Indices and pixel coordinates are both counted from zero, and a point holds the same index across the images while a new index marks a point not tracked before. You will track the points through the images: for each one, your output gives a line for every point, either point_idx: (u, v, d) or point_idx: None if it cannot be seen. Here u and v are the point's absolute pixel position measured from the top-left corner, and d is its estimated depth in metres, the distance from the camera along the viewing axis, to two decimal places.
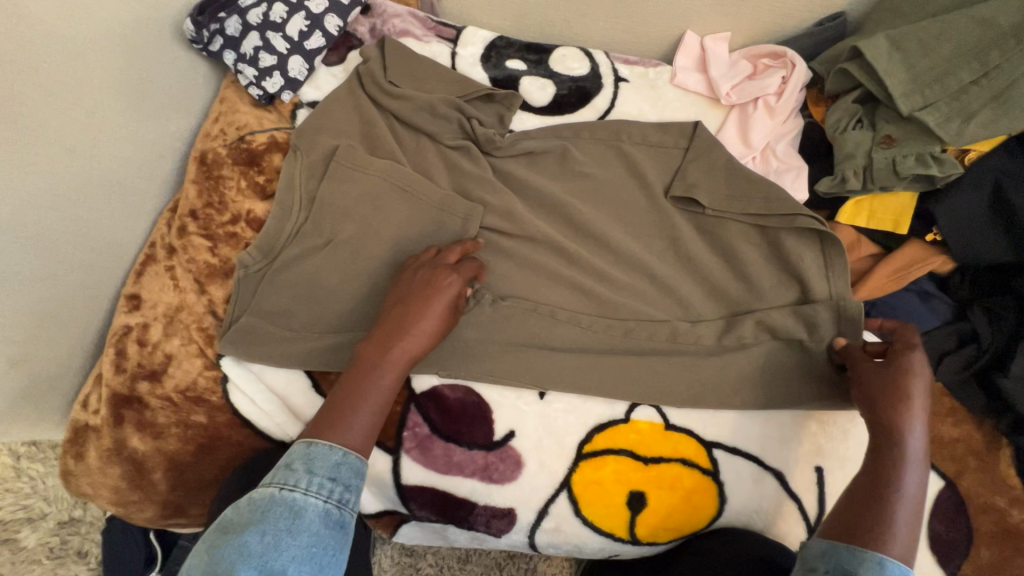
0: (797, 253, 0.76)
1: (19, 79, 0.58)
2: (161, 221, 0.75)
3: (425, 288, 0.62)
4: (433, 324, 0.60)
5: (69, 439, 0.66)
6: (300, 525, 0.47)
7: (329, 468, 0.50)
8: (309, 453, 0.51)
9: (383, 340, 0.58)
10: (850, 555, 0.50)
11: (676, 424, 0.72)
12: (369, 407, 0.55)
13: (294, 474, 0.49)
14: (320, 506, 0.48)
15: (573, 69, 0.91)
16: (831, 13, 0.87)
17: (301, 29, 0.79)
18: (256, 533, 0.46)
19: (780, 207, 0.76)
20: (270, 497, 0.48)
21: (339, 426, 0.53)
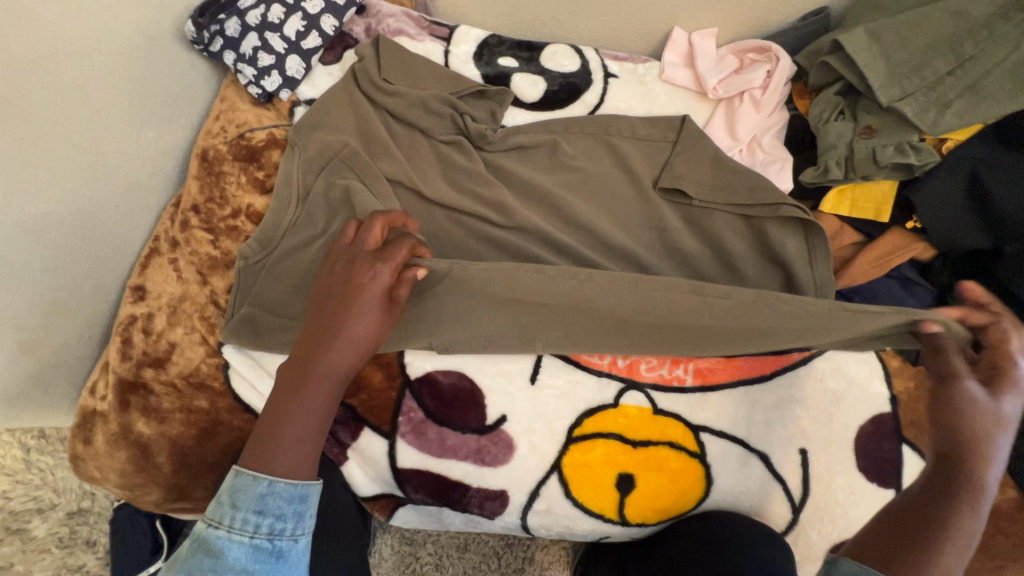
0: (781, 242, 0.78)
1: (26, 79, 0.61)
2: (164, 215, 0.78)
3: (351, 286, 0.55)
4: (363, 332, 0.54)
5: (77, 424, 0.69)
6: (227, 566, 0.47)
7: (252, 502, 0.49)
8: (234, 486, 0.49)
9: (307, 356, 0.54)
10: None
11: (664, 409, 0.74)
12: (296, 431, 0.52)
13: (220, 511, 0.49)
14: (244, 544, 0.48)
15: (563, 65, 0.94)
16: (815, 8, 0.89)
17: (297, 29, 0.82)
18: (184, 574, 0.47)
19: (765, 197, 0.78)
20: (200, 536, 0.48)
21: (265, 457, 0.50)
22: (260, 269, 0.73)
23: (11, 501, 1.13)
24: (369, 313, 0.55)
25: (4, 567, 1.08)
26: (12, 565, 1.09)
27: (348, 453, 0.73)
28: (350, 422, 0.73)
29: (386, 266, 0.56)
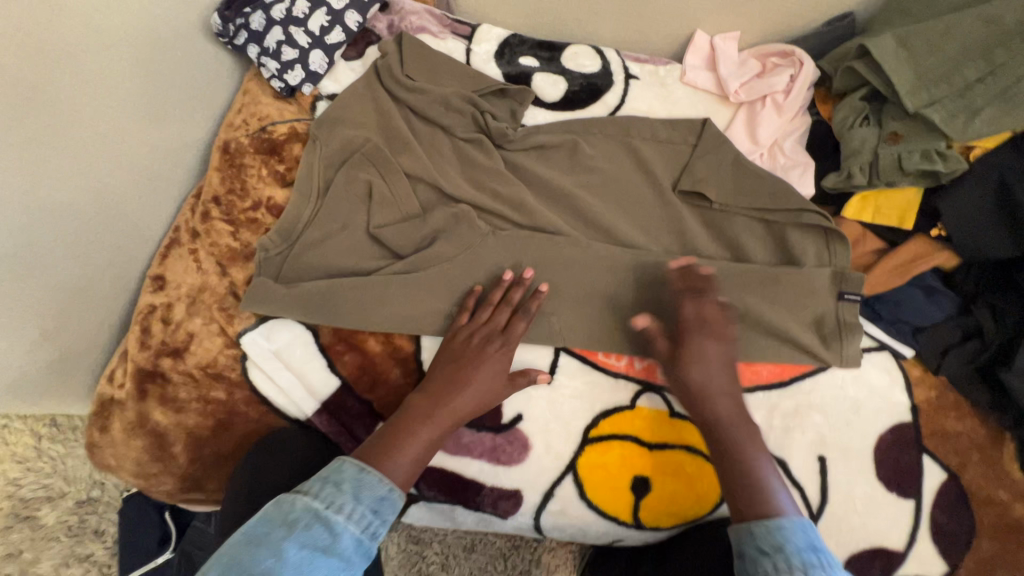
0: (801, 248, 0.78)
1: (58, 66, 0.61)
2: (185, 206, 0.78)
3: (483, 337, 0.68)
4: (489, 376, 0.65)
5: (95, 411, 0.69)
6: (332, 549, 0.49)
7: (368, 499, 0.53)
8: (360, 479, 0.54)
9: (441, 385, 0.64)
10: (755, 531, 0.54)
11: (682, 412, 0.74)
12: (417, 444, 0.59)
13: (340, 496, 0.52)
14: (355, 534, 0.50)
15: (584, 66, 0.93)
16: (840, 13, 0.88)
17: (322, 24, 0.82)
18: (293, 544, 0.48)
19: (785, 202, 0.78)
20: (312, 512, 0.50)
21: (390, 455, 0.58)
22: (281, 261, 0.73)
23: (21, 488, 1.13)
24: (490, 360, 0.66)
25: (13, 553, 1.09)
26: (19, 552, 1.09)
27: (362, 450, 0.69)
28: (366, 417, 0.70)
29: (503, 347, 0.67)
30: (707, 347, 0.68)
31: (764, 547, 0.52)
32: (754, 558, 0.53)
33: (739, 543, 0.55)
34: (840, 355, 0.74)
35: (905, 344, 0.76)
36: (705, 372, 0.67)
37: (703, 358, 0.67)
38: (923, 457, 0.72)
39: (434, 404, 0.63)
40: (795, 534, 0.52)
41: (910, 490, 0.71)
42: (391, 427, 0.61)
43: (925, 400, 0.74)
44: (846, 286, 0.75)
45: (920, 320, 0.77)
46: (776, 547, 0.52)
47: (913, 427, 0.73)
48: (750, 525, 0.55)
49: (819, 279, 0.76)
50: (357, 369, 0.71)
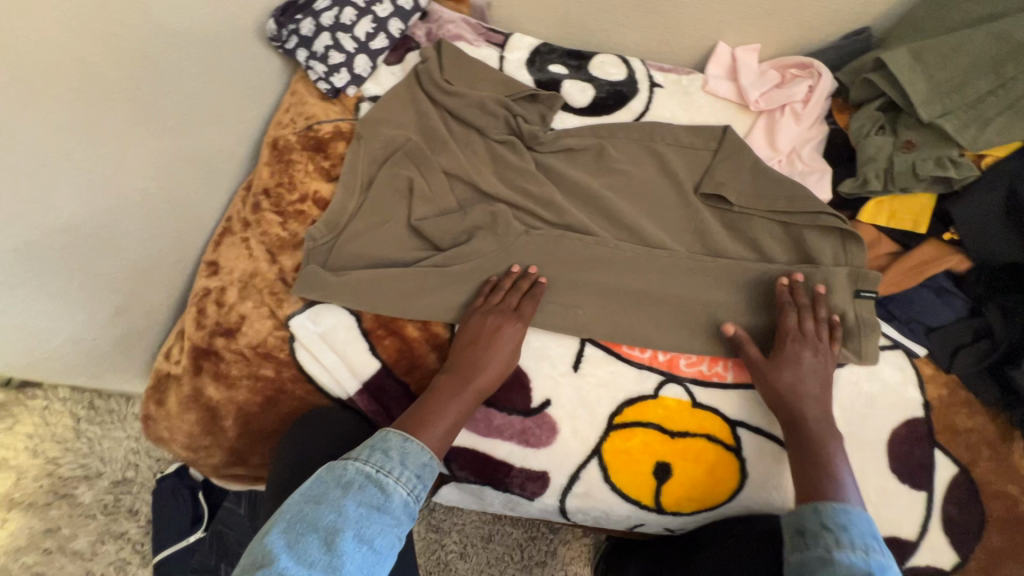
0: (819, 249, 0.81)
1: (135, 65, 0.66)
2: (237, 198, 0.83)
3: (498, 318, 0.72)
4: (505, 355, 0.70)
5: (152, 386, 0.74)
6: (384, 506, 0.53)
7: (414, 465, 0.57)
8: (405, 447, 0.58)
9: (461, 366, 0.69)
10: (818, 512, 0.58)
11: (702, 402, 0.77)
12: (447, 421, 0.63)
13: (389, 462, 0.56)
14: (404, 497, 0.54)
15: (610, 74, 0.98)
16: (858, 27, 0.92)
17: (367, 31, 0.88)
18: (351, 502, 0.52)
19: (803, 206, 0.82)
20: (365, 474, 0.54)
21: (421, 429, 0.62)
22: (328, 250, 0.78)
23: (60, 467, 1.18)
24: (505, 340, 0.71)
25: (52, 529, 1.14)
26: (58, 528, 1.14)
27: None
28: (403, 398, 0.74)
29: (521, 326, 0.72)
30: (805, 356, 0.71)
31: (826, 523, 0.57)
32: (814, 531, 0.57)
33: (801, 519, 0.59)
34: (859, 351, 0.76)
35: (917, 343, 0.80)
36: (801, 381, 0.70)
37: (799, 365, 0.71)
38: (935, 451, 0.75)
39: (459, 380, 0.67)
40: (857, 521, 0.56)
41: (922, 482, 0.74)
42: (419, 407, 0.65)
43: (937, 396, 0.78)
44: (863, 285, 0.78)
45: (931, 321, 0.80)
46: (840, 526, 0.56)
47: (925, 422, 0.76)
48: (817, 504, 0.59)
49: (836, 278, 0.78)
50: (396, 353, 0.75)
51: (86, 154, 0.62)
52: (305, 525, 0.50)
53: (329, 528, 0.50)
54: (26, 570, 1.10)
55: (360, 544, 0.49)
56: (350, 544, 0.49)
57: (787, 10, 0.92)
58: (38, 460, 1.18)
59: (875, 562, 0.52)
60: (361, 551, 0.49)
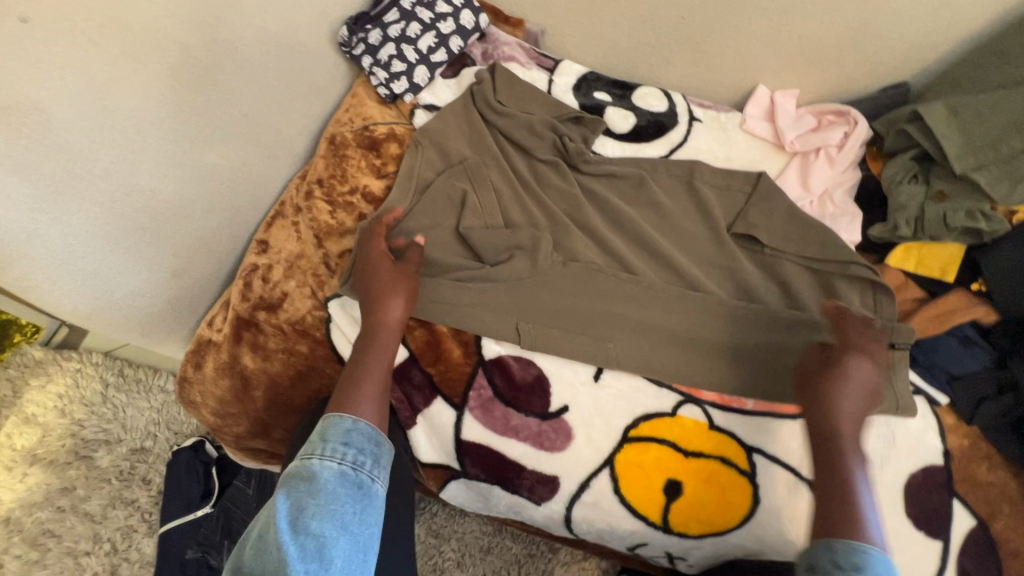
0: (849, 298, 0.84)
1: (225, 55, 0.73)
2: (292, 185, 0.88)
3: (371, 268, 0.75)
4: (396, 302, 0.73)
5: (192, 350, 0.78)
6: (357, 491, 0.57)
7: (370, 447, 0.62)
8: (352, 428, 0.62)
9: (364, 332, 0.71)
10: (830, 552, 0.57)
11: (720, 426, 0.79)
12: (371, 382, 0.67)
13: (340, 449, 0.59)
14: (361, 479, 0.58)
15: (653, 105, 1.03)
16: (895, 82, 0.96)
17: (430, 45, 0.95)
18: (313, 494, 0.54)
19: (836, 254, 0.86)
20: (333, 468, 0.57)
21: (350, 404, 0.65)
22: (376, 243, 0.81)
23: (83, 429, 1.22)
24: (393, 285, 0.74)
25: (67, 488, 1.17)
26: (73, 488, 1.17)
27: (417, 419, 0.78)
28: (425, 388, 0.78)
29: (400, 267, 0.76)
30: (862, 369, 0.73)
31: (838, 561, 0.56)
32: (824, 569, 0.56)
33: (811, 557, 0.58)
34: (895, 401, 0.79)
35: (940, 391, 0.80)
36: (846, 392, 0.72)
37: (850, 378, 0.73)
38: (953, 501, 0.74)
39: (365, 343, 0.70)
40: (850, 555, 0.56)
41: (938, 530, 0.73)
42: (343, 384, 0.67)
43: (956, 445, 0.77)
44: (897, 337, 0.81)
45: (955, 369, 0.80)
46: (856, 565, 0.55)
47: (945, 470, 0.76)
48: (833, 540, 0.59)
49: (863, 330, 0.82)
50: (424, 344, 0.79)
51: (175, 128, 0.68)
52: (289, 531, 0.51)
53: (313, 525, 0.52)
54: (38, 526, 1.13)
55: (345, 530, 0.53)
56: (337, 531, 0.53)
57: (828, 60, 0.97)
58: (64, 420, 1.22)
59: None
60: (349, 535, 0.53)
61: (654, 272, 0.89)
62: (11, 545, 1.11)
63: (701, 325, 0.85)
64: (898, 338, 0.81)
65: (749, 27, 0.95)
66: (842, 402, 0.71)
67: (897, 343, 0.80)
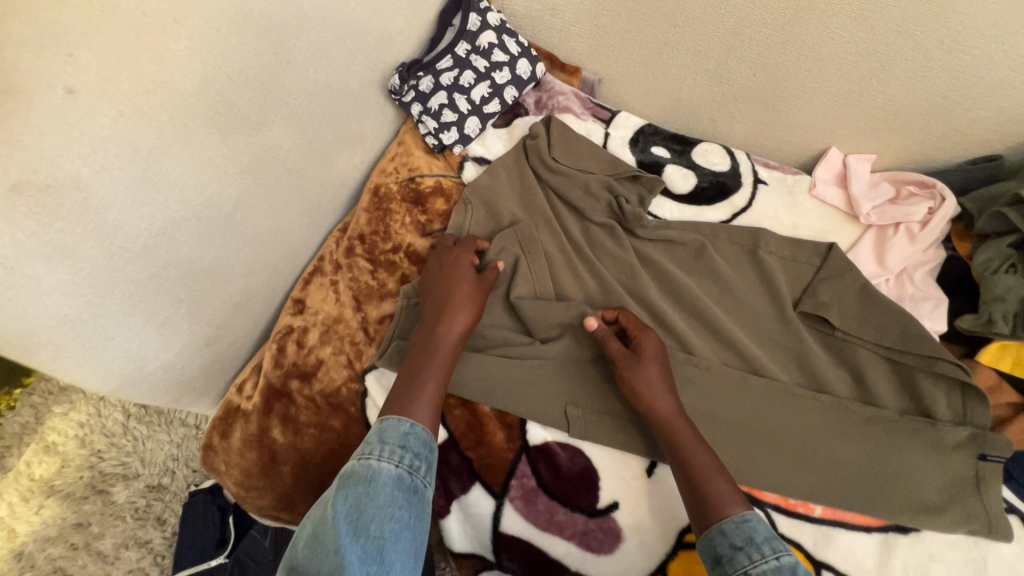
0: (933, 399, 0.76)
1: (271, 109, 0.69)
2: (331, 238, 0.83)
3: (452, 274, 0.73)
4: (470, 312, 0.70)
5: (218, 416, 0.74)
6: (414, 497, 0.56)
7: (426, 452, 0.60)
8: (409, 429, 0.60)
9: (427, 331, 0.68)
10: (723, 535, 0.58)
11: (785, 534, 0.72)
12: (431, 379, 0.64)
13: (399, 451, 0.58)
14: (418, 483, 0.57)
15: (714, 164, 0.97)
16: (987, 155, 0.88)
17: (483, 95, 0.91)
18: (372, 500, 0.53)
19: (919, 347, 0.77)
20: (391, 471, 0.56)
21: (409, 405, 0.62)
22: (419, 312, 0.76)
23: (102, 462, 1.19)
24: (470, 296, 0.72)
25: (82, 524, 1.13)
26: (88, 524, 1.14)
27: (452, 506, 0.72)
28: (464, 473, 0.72)
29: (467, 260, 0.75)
30: (651, 349, 0.72)
31: (735, 543, 0.57)
32: (728, 556, 0.57)
33: (713, 548, 0.58)
34: (988, 524, 0.70)
35: None
36: (650, 371, 0.69)
37: (646, 360, 0.70)
38: None
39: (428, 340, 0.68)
40: (738, 529, 0.58)
41: None
42: (401, 385, 0.64)
43: None
44: (989, 448, 0.72)
45: None
46: (747, 540, 0.57)
47: None
48: (721, 523, 0.59)
49: (948, 438, 0.74)
50: (465, 426, 0.73)
51: (216, 189, 0.64)
52: (350, 534, 0.51)
53: (373, 528, 0.51)
54: (50, 563, 1.09)
55: (403, 536, 0.53)
56: (396, 536, 0.52)
57: (911, 127, 0.89)
58: (84, 451, 1.20)
59: (789, 564, 0.54)
60: (406, 540, 0.53)
61: (714, 351, 0.82)
62: None
63: (765, 416, 0.77)
64: (994, 450, 0.72)
65: (827, 89, 0.88)
66: (652, 381, 0.69)
67: (988, 458, 0.72)
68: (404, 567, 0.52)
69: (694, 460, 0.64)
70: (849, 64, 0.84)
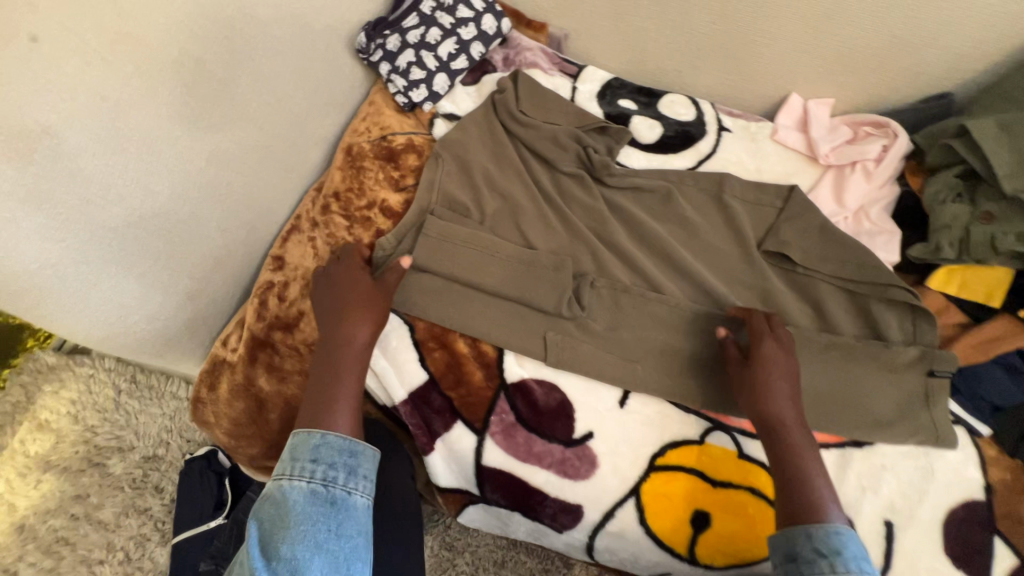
0: (887, 324, 0.81)
1: (240, 67, 0.70)
2: (307, 197, 0.85)
3: (347, 282, 0.72)
4: (365, 320, 0.69)
5: (206, 370, 0.77)
6: (330, 508, 0.56)
7: (345, 459, 0.59)
8: (320, 442, 0.60)
9: (326, 347, 0.68)
10: (808, 538, 0.58)
11: (750, 454, 0.74)
12: (342, 395, 0.64)
13: (312, 466, 0.58)
14: (338, 493, 0.57)
15: (680, 114, 0.99)
16: (939, 92, 0.92)
17: (450, 51, 0.92)
18: (285, 520, 0.54)
19: (872, 275, 0.81)
20: (302, 487, 0.57)
21: (324, 422, 0.62)
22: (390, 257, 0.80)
23: (96, 436, 1.22)
24: (367, 299, 0.70)
25: (81, 495, 1.16)
26: (86, 495, 1.16)
27: (435, 444, 0.75)
28: (445, 412, 0.76)
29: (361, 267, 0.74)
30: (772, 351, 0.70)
31: (820, 549, 0.57)
32: (808, 559, 0.57)
33: (794, 546, 0.58)
34: (935, 433, 0.75)
35: (982, 422, 0.77)
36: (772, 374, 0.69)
37: (768, 362, 0.69)
38: (994, 539, 0.70)
39: (331, 358, 0.67)
40: (826, 539, 0.57)
41: (979, 568, 0.69)
42: (314, 402, 0.64)
43: (1000, 480, 0.73)
44: (936, 365, 0.77)
45: (998, 399, 0.77)
46: (833, 551, 0.56)
47: (985, 506, 0.72)
48: (808, 527, 0.59)
49: (899, 358, 0.79)
50: (444, 367, 0.77)
51: (189, 145, 0.66)
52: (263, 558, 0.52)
53: (284, 550, 0.52)
54: (52, 533, 1.12)
55: (319, 551, 0.53)
56: (310, 553, 0.52)
57: (865, 70, 0.92)
58: (78, 426, 1.22)
59: None
60: (324, 553, 0.53)
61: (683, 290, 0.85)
62: (25, 552, 1.10)
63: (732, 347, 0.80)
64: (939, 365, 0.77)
65: (786, 32, 0.91)
66: (772, 385, 0.68)
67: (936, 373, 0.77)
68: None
69: (797, 465, 0.63)
70: (803, 7, 0.87)
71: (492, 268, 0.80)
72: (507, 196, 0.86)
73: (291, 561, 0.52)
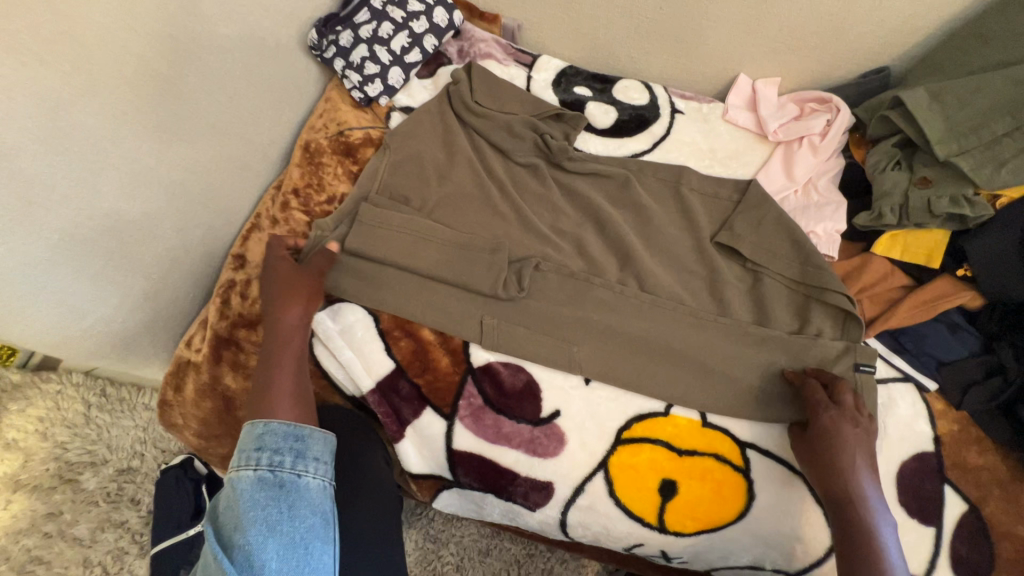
0: (819, 323, 0.80)
1: (185, 66, 0.70)
2: (267, 196, 0.85)
3: (271, 274, 0.74)
4: (293, 308, 0.71)
5: (171, 372, 0.77)
6: (281, 491, 0.57)
7: (291, 443, 0.60)
8: (264, 431, 0.61)
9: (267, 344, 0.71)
10: None
11: (713, 422, 0.76)
12: (281, 387, 0.66)
13: (259, 454, 0.59)
14: (287, 477, 0.58)
15: (634, 98, 1.02)
16: (877, 67, 0.96)
17: (403, 44, 0.92)
18: (236, 509, 0.55)
19: (816, 275, 0.81)
20: (250, 475, 0.57)
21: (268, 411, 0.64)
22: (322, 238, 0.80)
23: (67, 452, 1.19)
24: (290, 288, 0.73)
25: (54, 513, 1.14)
26: (60, 513, 1.14)
27: (406, 431, 0.77)
28: (414, 399, 0.77)
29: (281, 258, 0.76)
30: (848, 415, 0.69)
31: None
32: None
33: None
34: None
35: (929, 378, 0.80)
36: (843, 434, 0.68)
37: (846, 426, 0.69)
38: (944, 487, 0.73)
39: (271, 352, 0.69)
40: None
41: (931, 516, 0.72)
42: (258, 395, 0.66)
43: (947, 432, 0.77)
44: (861, 359, 0.77)
45: (942, 355, 0.81)
46: None
47: (935, 457, 0.75)
48: None
49: (831, 353, 0.77)
50: (410, 354, 0.78)
51: (135, 144, 0.66)
52: (218, 547, 0.53)
53: (237, 538, 0.53)
54: (25, 553, 1.10)
55: (272, 533, 0.53)
56: (263, 537, 0.53)
57: (806, 48, 0.96)
58: (47, 443, 1.19)
59: None
60: (279, 535, 0.54)
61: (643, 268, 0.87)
62: None
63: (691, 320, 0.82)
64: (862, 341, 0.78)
65: (728, 15, 0.94)
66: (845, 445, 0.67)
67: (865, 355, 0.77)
68: (286, 561, 0.53)
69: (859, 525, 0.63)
70: None
71: (454, 257, 0.80)
72: (465, 185, 0.87)
73: (245, 546, 0.52)
